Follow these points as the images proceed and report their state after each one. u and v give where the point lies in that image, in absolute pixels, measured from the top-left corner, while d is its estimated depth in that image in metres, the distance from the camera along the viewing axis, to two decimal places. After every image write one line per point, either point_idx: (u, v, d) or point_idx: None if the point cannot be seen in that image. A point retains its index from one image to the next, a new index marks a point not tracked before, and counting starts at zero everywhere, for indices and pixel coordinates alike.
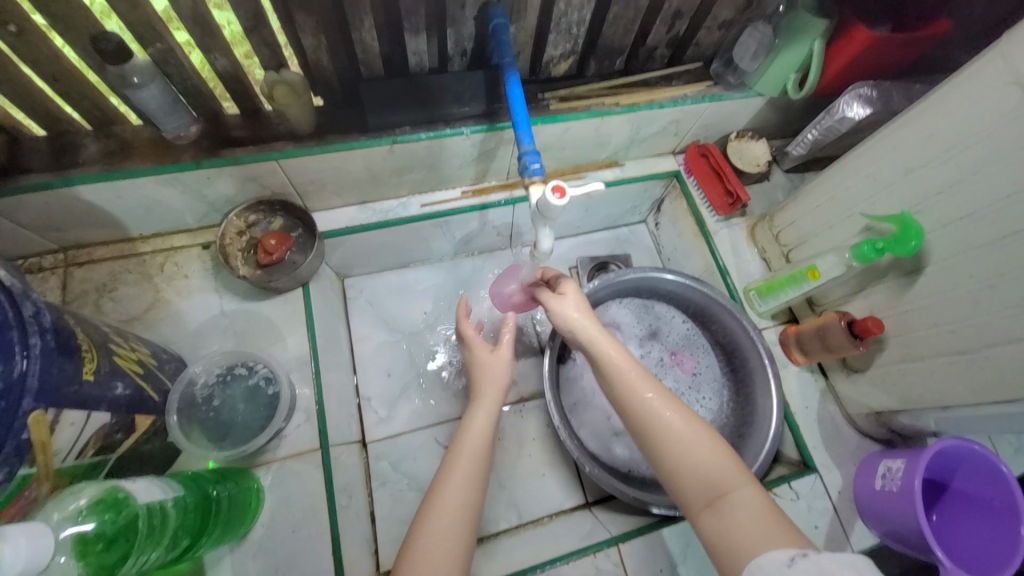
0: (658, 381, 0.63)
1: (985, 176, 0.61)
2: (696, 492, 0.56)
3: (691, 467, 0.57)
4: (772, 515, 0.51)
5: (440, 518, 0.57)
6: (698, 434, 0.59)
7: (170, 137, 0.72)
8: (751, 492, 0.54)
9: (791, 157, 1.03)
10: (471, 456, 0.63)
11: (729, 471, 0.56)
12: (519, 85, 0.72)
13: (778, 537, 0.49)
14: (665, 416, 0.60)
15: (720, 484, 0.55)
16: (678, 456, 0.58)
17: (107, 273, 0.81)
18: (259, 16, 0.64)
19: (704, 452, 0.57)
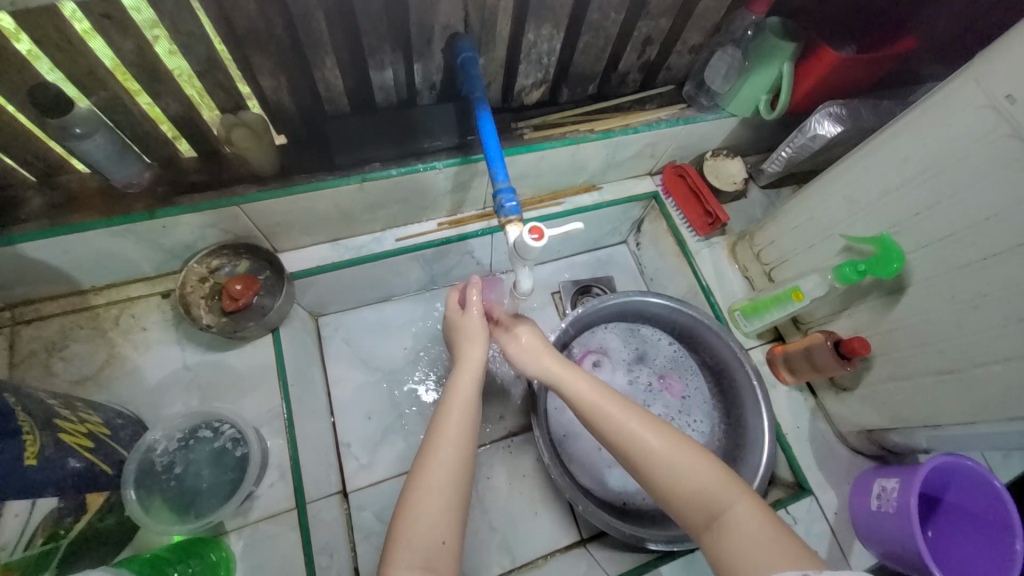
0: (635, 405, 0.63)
1: (963, 198, 0.61)
2: (693, 514, 0.55)
3: (684, 488, 0.56)
4: (773, 531, 0.51)
5: (423, 520, 0.55)
6: (686, 453, 0.58)
7: (120, 185, 0.68)
8: (747, 508, 0.53)
9: (767, 174, 1.03)
10: (455, 440, 0.61)
11: (723, 490, 0.55)
12: (490, 119, 0.70)
13: (783, 557, 0.48)
14: (657, 436, 0.60)
15: (715, 504, 0.54)
16: (669, 479, 0.57)
17: (56, 331, 0.75)
18: (212, 59, 0.61)
19: (697, 472, 0.56)
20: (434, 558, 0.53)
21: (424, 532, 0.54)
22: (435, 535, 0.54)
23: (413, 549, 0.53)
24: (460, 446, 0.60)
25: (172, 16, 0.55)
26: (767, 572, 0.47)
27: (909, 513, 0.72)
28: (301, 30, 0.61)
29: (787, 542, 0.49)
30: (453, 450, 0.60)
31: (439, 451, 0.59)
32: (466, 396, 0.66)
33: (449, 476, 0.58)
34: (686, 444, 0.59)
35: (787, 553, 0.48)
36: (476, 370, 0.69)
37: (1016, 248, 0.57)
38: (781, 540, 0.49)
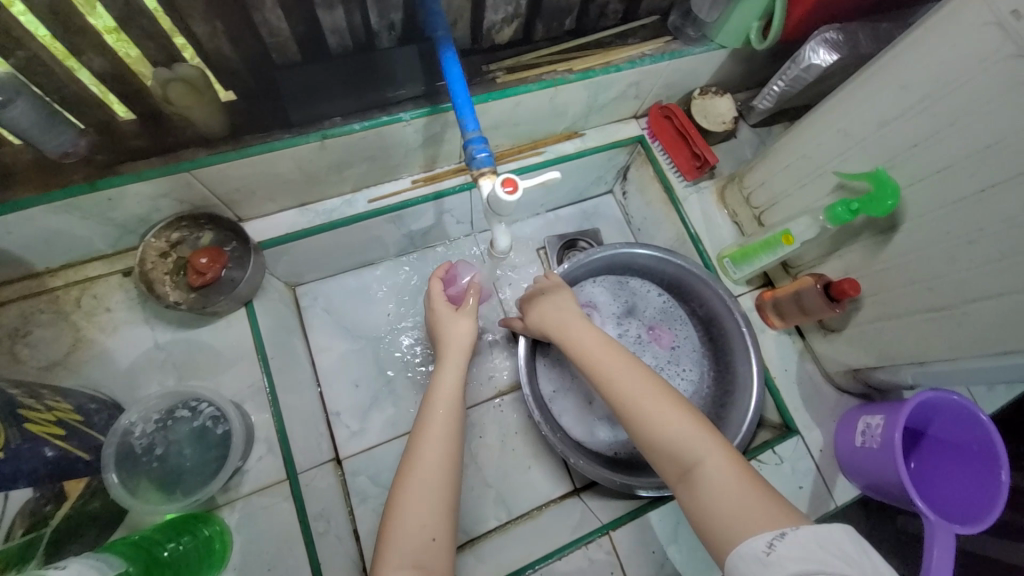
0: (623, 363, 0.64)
1: (963, 126, 0.58)
2: (672, 466, 0.56)
3: (660, 442, 0.57)
4: (745, 484, 0.52)
5: (414, 520, 0.56)
6: (664, 408, 0.59)
7: (54, 156, 0.62)
8: (720, 460, 0.54)
9: (757, 111, 0.97)
10: (441, 438, 0.62)
11: (701, 444, 0.55)
12: (456, 61, 0.64)
13: (752, 510, 0.49)
14: (634, 391, 0.61)
15: (692, 457, 0.55)
16: (650, 430, 0.58)
17: (17, 317, 0.71)
18: (133, 3, 0.53)
19: (677, 425, 0.57)
20: (425, 556, 0.55)
21: (414, 532, 0.56)
22: (425, 534, 0.56)
23: (402, 550, 0.55)
24: (445, 444, 0.62)
25: None
26: (735, 525, 0.49)
27: (893, 447, 0.73)
28: None
29: (757, 497, 0.50)
30: (440, 450, 0.61)
31: (425, 452, 0.61)
32: (449, 394, 0.66)
33: (435, 477, 0.59)
34: (671, 398, 0.60)
35: (757, 507, 0.49)
36: (457, 366, 0.69)
37: (1018, 177, 0.54)
38: (753, 494, 0.50)
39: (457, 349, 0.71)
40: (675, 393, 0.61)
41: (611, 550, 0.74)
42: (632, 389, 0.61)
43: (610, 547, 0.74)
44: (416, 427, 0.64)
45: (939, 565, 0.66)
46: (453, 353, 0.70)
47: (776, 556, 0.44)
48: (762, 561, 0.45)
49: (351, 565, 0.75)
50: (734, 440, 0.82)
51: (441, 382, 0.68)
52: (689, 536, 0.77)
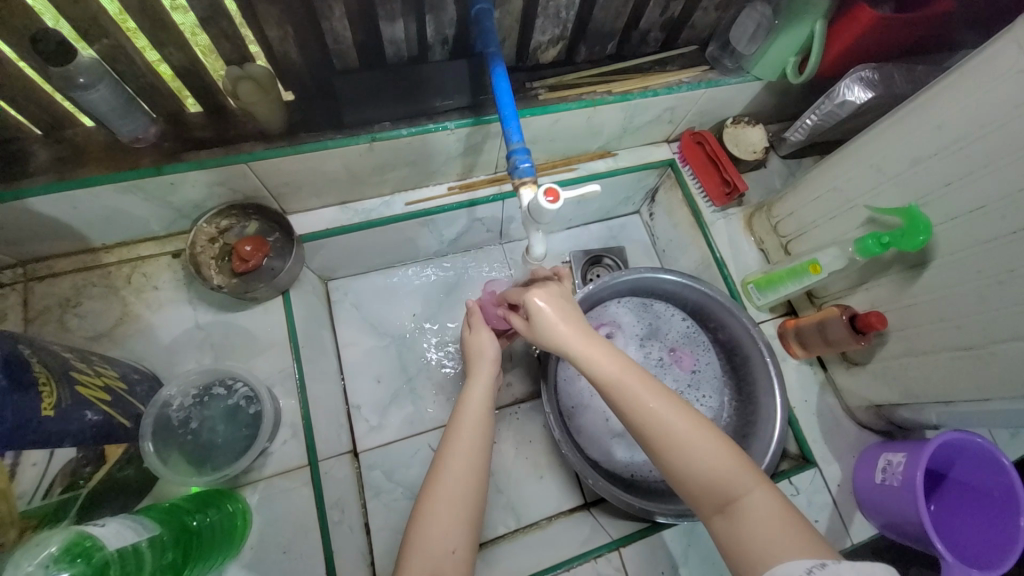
0: (654, 384, 0.60)
1: (998, 169, 0.59)
2: (706, 499, 0.54)
3: (698, 472, 0.54)
4: (786, 519, 0.50)
5: (438, 532, 0.57)
6: (701, 436, 0.56)
7: (127, 140, 0.67)
8: (762, 495, 0.52)
9: (789, 143, 0.99)
10: (469, 452, 0.63)
11: (738, 477, 0.54)
12: (505, 76, 0.67)
13: (797, 545, 0.48)
14: (666, 418, 0.57)
15: (728, 490, 0.53)
16: (682, 460, 0.55)
17: (69, 288, 0.75)
18: (216, 6, 0.58)
19: (713, 457, 0.55)
20: (446, 566, 0.56)
21: (436, 542, 0.57)
22: (446, 545, 0.57)
23: (424, 559, 0.56)
24: (471, 458, 0.63)
25: None
26: (777, 559, 0.47)
27: (914, 487, 0.72)
28: None
29: (799, 533, 0.49)
30: (466, 462, 0.62)
31: (452, 465, 0.62)
32: (476, 410, 0.67)
33: (459, 490, 0.60)
34: (703, 425, 0.57)
35: (801, 544, 0.48)
36: (487, 381, 0.71)
37: None
38: (795, 530, 0.49)
39: (486, 361, 0.73)
40: (706, 421, 0.58)
41: (620, 567, 0.74)
42: (666, 413, 0.57)
43: (619, 564, 0.74)
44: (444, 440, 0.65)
45: None
46: (481, 364, 0.72)
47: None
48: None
49: (360, 557, 0.76)
50: None
51: (470, 397, 0.69)
52: (700, 560, 0.76)
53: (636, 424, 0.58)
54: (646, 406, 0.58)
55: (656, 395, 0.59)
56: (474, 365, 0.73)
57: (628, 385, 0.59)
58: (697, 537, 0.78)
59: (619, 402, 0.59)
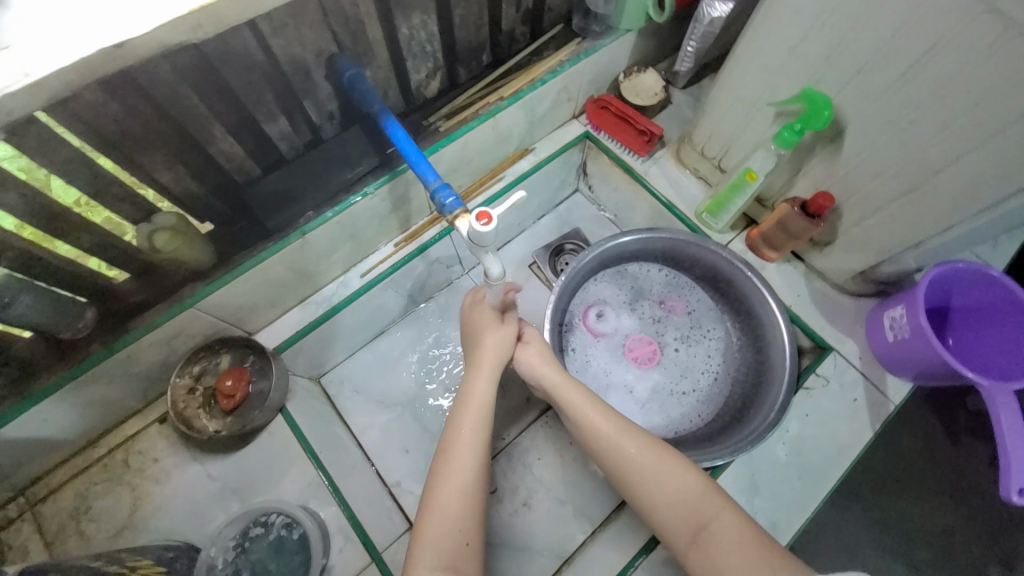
0: (634, 430, 0.65)
1: (862, 26, 0.62)
2: (679, 528, 0.59)
3: (672, 506, 0.60)
4: (753, 537, 0.56)
5: (448, 526, 0.57)
6: (675, 471, 0.61)
7: (70, 335, 0.65)
8: (733, 522, 0.57)
9: (682, 75, 1.04)
10: (474, 447, 0.62)
11: (709, 504, 0.59)
12: (400, 126, 0.68)
13: (762, 562, 0.53)
14: (644, 460, 0.62)
15: (700, 518, 0.59)
16: (658, 495, 0.61)
17: (75, 496, 0.75)
18: (101, 177, 0.58)
19: (687, 489, 0.60)
20: (458, 561, 0.57)
21: (448, 538, 0.57)
22: (460, 539, 0.57)
23: (436, 557, 0.56)
24: (476, 449, 0.62)
25: (39, 147, 0.52)
26: None
27: (923, 330, 0.75)
28: (176, 113, 0.58)
29: (766, 548, 0.55)
30: (473, 452, 0.61)
31: (457, 458, 0.61)
32: (486, 395, 0.66)
33: (467, 482, 0.60)
34: (680, 460, 0.63)
35: (766, 561, 0.53)
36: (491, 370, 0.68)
37: (929, 52, 0.58)
38: (763, 548, 0.54)
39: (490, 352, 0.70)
40: (680, 455, 0.63)
41: None
42: (643, 454, 0.63)
43: None
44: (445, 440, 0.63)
45: (1010, 427, 0.68)
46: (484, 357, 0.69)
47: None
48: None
49: None
50: (782, 387, 0.83)
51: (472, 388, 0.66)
52: (768, 485, 0.79)
53: (615, 465, 0.63)
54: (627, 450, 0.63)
55: (632, 437, 0.64)
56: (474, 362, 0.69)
57: (607, 431, 0.65)
58: (759, 464, 0.81)
59: (600, 446, 0.65)
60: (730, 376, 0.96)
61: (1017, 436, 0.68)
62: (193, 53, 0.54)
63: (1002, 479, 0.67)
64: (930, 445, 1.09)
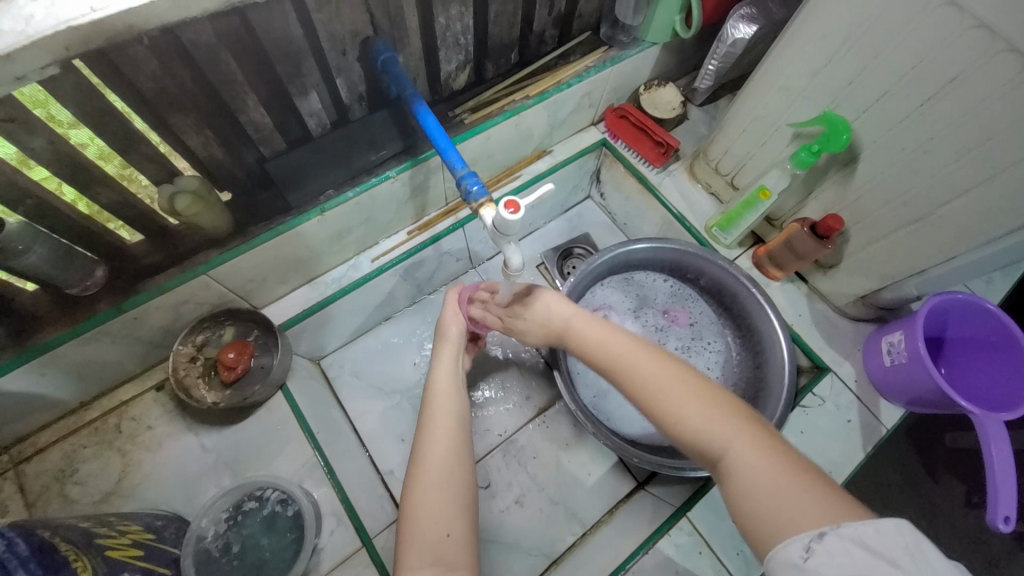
0: (646, 355, 0.59)
1: (887, 56, 0.65)
2: (701, 458, 0.52)
3: (686, 434, 0.52)
4: (780, 471, 0.46)
5: (428, 518, 0.58)
6: (684, 396, 0.54)
7: (77, 292, 0.65)
8: (752, 448, 0.48)
9: (700, 92, 1.06)
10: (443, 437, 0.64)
11: (727, 432, 0.50)
12: (430, 112, 0.69)
13: (785, 498, 0.44)
14: (652, 387, 0.56)
15: (718, 447, 0.50)
16: (672, 422, 0.54)
17: (61, 458, 0.73)
18: (131, 133, 0.58)
19: (702, 414, 0.52)
20: (443, 552, 0.56)
21: (429, 528, 0.57)
22: (440, 530, 0.57)
23: (421, 549, 0.56)
24: (447, 437, 0.64)
25: (75, 96, 0.52)
26: (773, 519, 0.43)
27: (921, 357, 0.77)
28: (212, 77, 0.58)
29: (794, 484, 0.44)
30: (445, 439, 0.64)
31: (431, 445, 0.63)
32: (444, 386, 0.70)
33: (444, 470, 0.61)
34: (706, 386, 0.55)
35: (793, 501, 0.43)
36: (450, 363, 0.73)
37: (948, 85, 0.61)
38: (788, 483, 0.44)
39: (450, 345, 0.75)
40: (699, 379, 0.56)
41: (692, 530, 0.78)
42: (649, 379, 0.57)
43: (691, 527, 0.78)
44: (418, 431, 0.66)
45: (1000, 457, 0.70)
46: (444, 349, 0.75)
47: (813, 564, 0.38)
48: (797, 568, 0.39)
49: None
50: (780, 401, 0.84)
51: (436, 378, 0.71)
52: None
53: (627, 391, 0.58)
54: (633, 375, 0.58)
55: (649, 362, 0.58)
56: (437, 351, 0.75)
57: (621, 358, 0.60)
58: None
59: (615, 373, 0.61)
60: (728, 390, 0.97)
61: (1006, 466, 0.70)
62: (236, 18, 0.54)
63: (990, 507, 0.70)
64: (913, 476, 1.12)
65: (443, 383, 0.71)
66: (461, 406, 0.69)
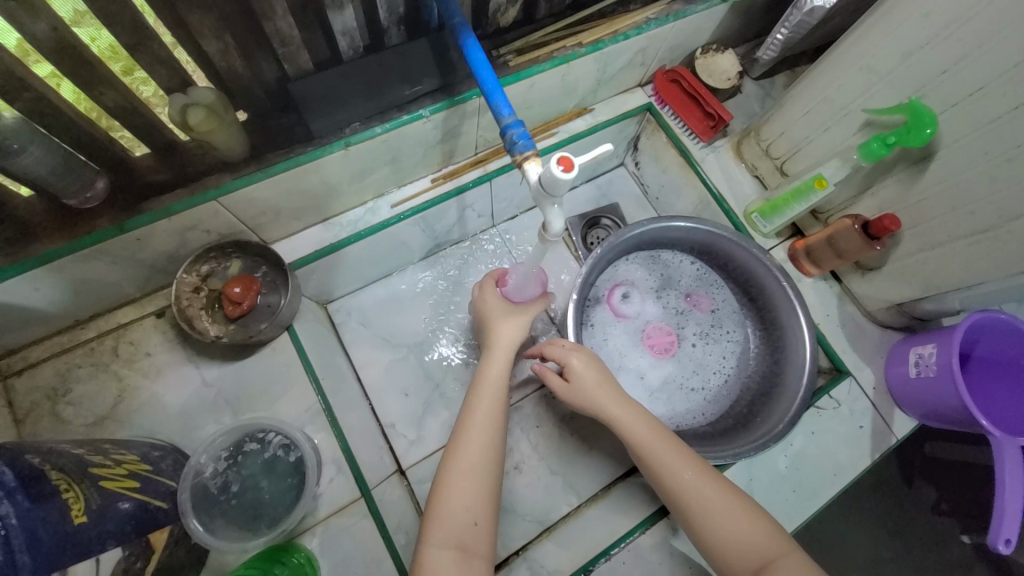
0: (691, 457, 0.66)
1: (993, 47, 0.58)
2: (740, 562, 0.58)
3: (730, 540, 0.59)
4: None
5: (459, 503, 0.59)
6: (735, 506, 0.61)
7: (75, 204, 0.60)
8: (796, 559, 0.56)
9: (761, 63, 0.98)
10: (487, 428, 0.64)
11: (774, 542, 0.58)
12: (479, 46, 0.62)
13: None
14: (700, 492, 0.62)
15: (765, 554, 0.57)
16: (720, 530, 0.60)
17: (54, 376, 0.70)
18: (142, 28, 0.51)
19: (754, 528, 0.59)
20: (467, 539, 0.58)
21: (455, 517, 0.58)
22: (466, 518, 0.58)
23: (445, 534, 0.57)
24: (489, 434, 0.64)
25: None
26: None
27: (951, 372, 0.74)
28: None
29: None
30: (490, 437, 0.64)
31: (472, 439, 0.63)
32: (494, 387, 0.68)
33: (478, 463, 0.61)
34: (735, 494, 0.62)
35: None
36: (503, 360, 0.72)
37: None
38: None
39: (501, 346, 0.73)
40: (738, 491, 0.63)
41: None
42: (701, 483, 0.63)
43: None
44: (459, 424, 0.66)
45: (1013, 481, 0.70)
46: (498, 353, 0.72)
47: None
48: None
49: None
50: (796, 399, 0.82)
51: (487, 370, 0.71)
52: (765, 489, 0.79)
53: (674, 489, 0.63)
54: (681, 474, 0.64)
55: (691, 468, 0.64)
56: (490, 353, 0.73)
57: (671, 460, 0.65)
58: (758, 469, 0.81)
59: (661, 471, 0.65)
60: (741, 381, 0.95)
61: (1017, 491, 0.69)
62: None
63: (992, 527, 0.69)
64: (899, 483, 1.13)
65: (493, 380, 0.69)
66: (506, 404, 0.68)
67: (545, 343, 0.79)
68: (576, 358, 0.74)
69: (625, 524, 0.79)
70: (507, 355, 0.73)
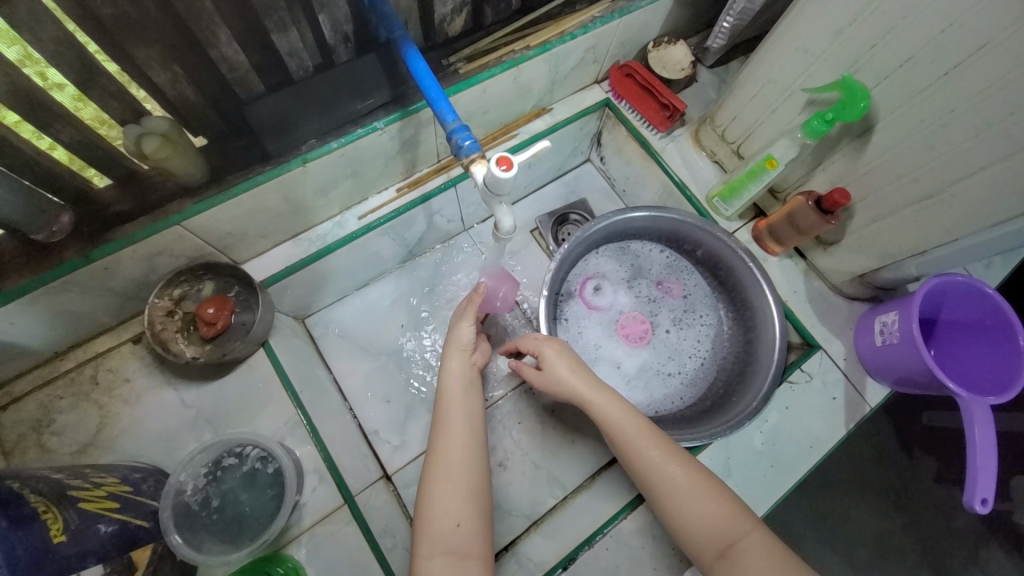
0: (661, 438, 0.67)
1: (915, 19, 0.60)
2: (707, 543, 0.60)
3: (699, 521, 0.60)
4: (785, 559, 0.56)
5: (442, 510, 0.60)
6: (703, 488, 0.63)
7: (42, 239, 0.61)
8: (760, 537, 0.58)
9: (712, 52, 1.00)
10: (458, 431, 0.66)
11: (740, 521, 0.60)
12: (421, 57, 0.64)
13: None
14: (671, 475, 0.64)
15: (731, 534, 0.59)
16: (688, 512, 0.61)
17: (38, 408, 0.71)
18: (89, 64, 0.53)
19: (722, 509, 0.61)
20: (455, 542, 0.59)
21: (441, 522, 0.60)
22: (451, 522, 0.60)
23: (433, 541, 0.59)
24: (461, 437, 0.66)
25: (27, 22, 0.47)
26: None
27: (912, 337, 0.76)
28: (178, 6, 0.52)
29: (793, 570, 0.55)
30: (463, 441, 0.65)
31: (447, 445, 0.65)
32: (460, 393, 0.70)
33: (456, 467, 0.63)
34: (704, 475, 0.64)
35: None
36: (463, 364, 0.73)
37: (976, 53, 0.56)
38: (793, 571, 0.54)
39: (460, 347, 0.75)
40: (706, 473, 0.65)
41: None
42: (670, 465, 0.64)
43: None
44: (434, 431, 0.68)
45: (983, 439, 0.70)
46: (454, 351, 0.74)
47: None
48: None
49: None
50: (768, 376, 0.84)
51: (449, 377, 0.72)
52: (742, 467, 0.81)
53: (645, 473, 0.65)
54: (650, 458, 0.65)
55: (661, 451, 0.66)
56: (445, 356, 0.75)
57: (642, 445, 0.66)
58: (735, 447, 0.82)
59: (632, 455, 0.66)
60: (717, 363, 0.97)
61: (987, 448, 0.70)
62: None
63: (968, 488, 0.70)
64: (886, 451, 1.15)
65: (456, 384, 0.71)
66: (473, 404, 0.70)
67: (520, 337, 0.81)
68: (554, 342, 0.76)
69: (609, 511, 0.81)
70: (465, 358, 0.74)
